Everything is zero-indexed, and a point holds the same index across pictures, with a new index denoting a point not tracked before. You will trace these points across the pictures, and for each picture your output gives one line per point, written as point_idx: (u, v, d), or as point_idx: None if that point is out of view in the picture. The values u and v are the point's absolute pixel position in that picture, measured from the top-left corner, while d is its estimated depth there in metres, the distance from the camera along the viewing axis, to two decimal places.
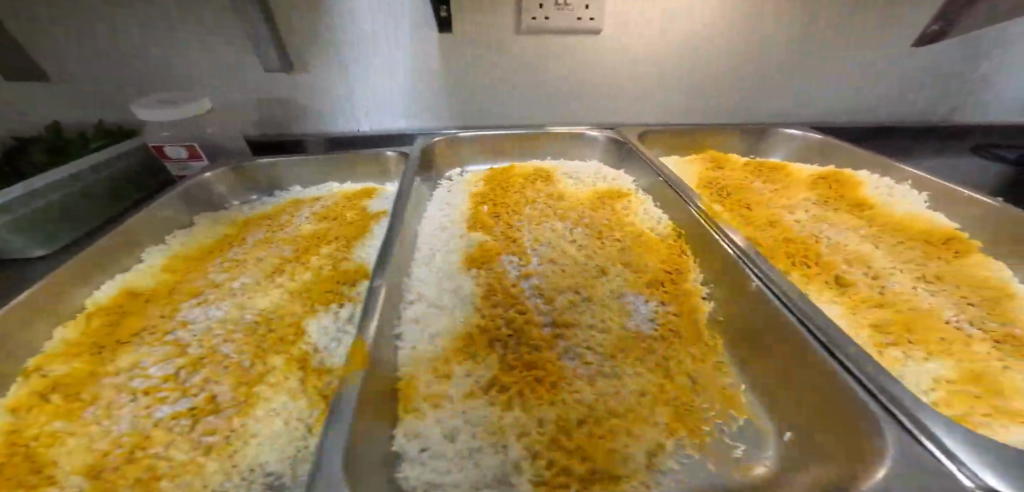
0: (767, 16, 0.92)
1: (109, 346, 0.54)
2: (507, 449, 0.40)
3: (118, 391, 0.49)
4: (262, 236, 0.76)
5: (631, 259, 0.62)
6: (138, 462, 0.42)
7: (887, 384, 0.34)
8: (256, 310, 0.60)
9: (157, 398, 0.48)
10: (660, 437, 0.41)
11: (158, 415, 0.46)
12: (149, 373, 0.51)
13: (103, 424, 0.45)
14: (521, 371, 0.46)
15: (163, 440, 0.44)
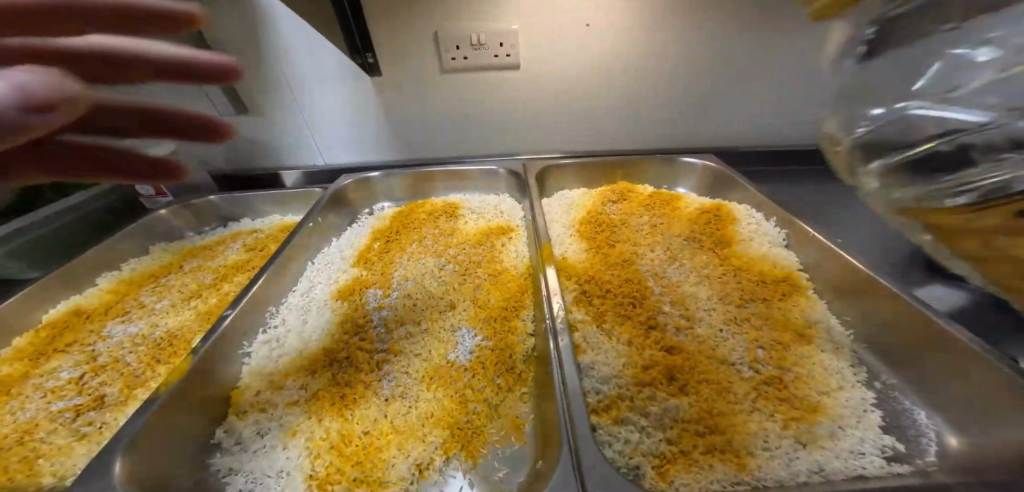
0: (684, 44, 0.91)
1: (45, 353, 0.68)
2: (291, 451, 0.48)
3: (36, 389, 0.62)
4: (196, 265, 0.88)
5: (481, 294, 0.69)
6: (24, 444, 0.54)
7: (583, 446, 0.41)
8: (165, 328, 0.72)
9: (59, 395, 0.60)
10: (428, 454, 0.47)
11: (54, 407, 0.59)
12: (61, 376, 0.64)
13: (13, 413, 0.58)
14: (334, 389, 0.54)
15: (49, 427, 0.56)
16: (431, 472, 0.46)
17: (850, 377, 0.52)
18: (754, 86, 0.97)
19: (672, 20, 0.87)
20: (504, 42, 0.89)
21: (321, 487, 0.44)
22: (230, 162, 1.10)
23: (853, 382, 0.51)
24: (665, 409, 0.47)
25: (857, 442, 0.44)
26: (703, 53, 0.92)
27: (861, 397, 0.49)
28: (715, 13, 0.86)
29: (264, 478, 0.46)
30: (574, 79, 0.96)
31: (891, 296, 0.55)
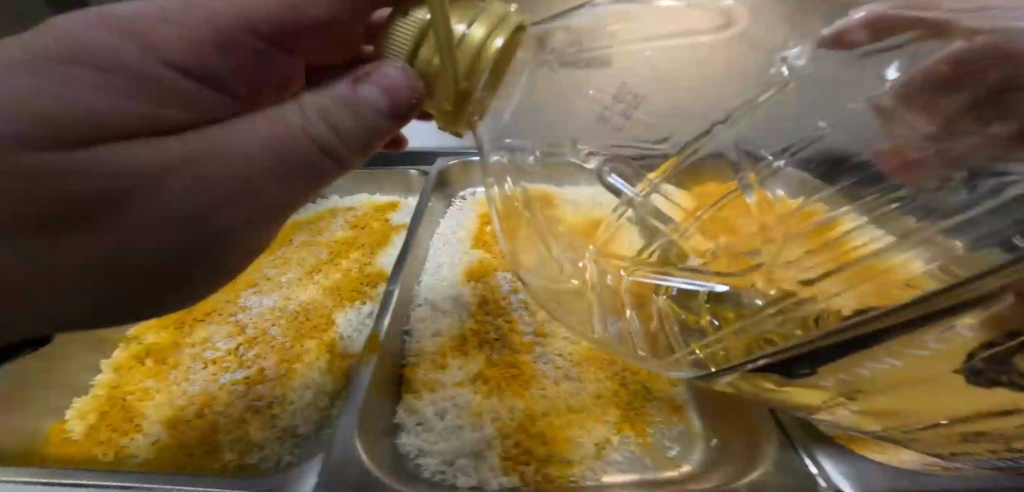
0: None
1: (187, 322, 0.69)
2: (481, 428, 0.51)
3: (194, 359, 0.64)
4: (305, 239, 0.91)
5: None
6: (204, 416, 0.56)
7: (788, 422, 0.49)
8: (296, 302, 0.74)
9: (222, 367, 0.62)
10: (607, 433, 0.50)
11: (222, 380, 0.61)
12: (217, 347, 0.65)
13: (181, 384, 0.60)
14: (503, 369, 0.58)
15: (223, 401, 0.58)
16: (610, 454, 0.49)
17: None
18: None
19: None
20: None
21: (514, 468, 0.46)
22: None
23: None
24: None
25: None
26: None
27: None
28: None
29: (456, 459, 0.48)
30: None
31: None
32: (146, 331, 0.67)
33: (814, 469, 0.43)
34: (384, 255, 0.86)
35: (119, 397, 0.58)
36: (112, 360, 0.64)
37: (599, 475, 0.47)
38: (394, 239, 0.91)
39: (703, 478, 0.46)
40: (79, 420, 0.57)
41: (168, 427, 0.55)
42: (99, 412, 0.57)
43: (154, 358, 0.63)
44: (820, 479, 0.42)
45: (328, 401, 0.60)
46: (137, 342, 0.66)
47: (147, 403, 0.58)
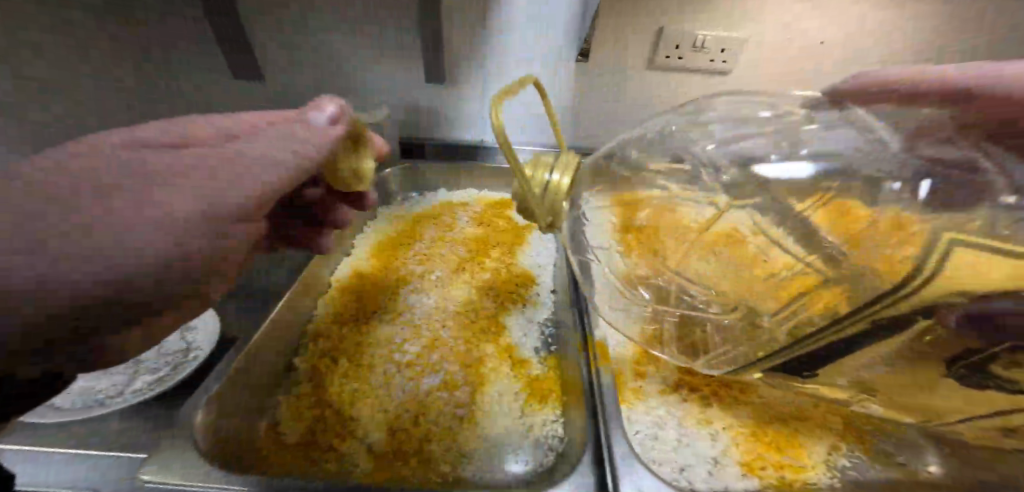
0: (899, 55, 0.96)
1: (361, 321, 0.70)
2: (714, 437, 0.52)
3: (386, 361, 0.64)
4: (435, 234, 0.91)
5: None
6: (421, 425, 0.58)
7: None
8: (456, 302, 0.75)
9: (417, 371, 0.63)
10: (836, 441, 0.51)
11: (424, 386, 0.62)
12: (403, 349, 0.66)
13: (385, 389, 0.61)
14: (709, 378, 0.59)
15: (435, 408, 0.59)
16: (841, 462, 0.50)
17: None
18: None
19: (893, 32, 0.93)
20: (725, 49, 0.97)
21: (753, 472, 0.48)
22: (423, 130, 1.22)
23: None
24: None
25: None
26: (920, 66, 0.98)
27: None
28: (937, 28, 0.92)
29: (687, 467, 0.49)
30: (781, 82, 1.02)
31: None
32: (327, 330, 0.68)
33: None
34: (526, 255, 0.85)
35: (326, 399, 0.60)
36: (304, 356, 0.65)
37: (838, 481, 0.48)
38: (528, 238, 0.89)
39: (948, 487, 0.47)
40: (290, 421, 0.58)
41: (386, 433, 0.56)
42: (312, 417, 0.58)
43: (347, 358, 0.65)
44: None
45: (525, 410, 0.61)
46: (322, 341, 0.67)
47: (359, 408, 0.59)
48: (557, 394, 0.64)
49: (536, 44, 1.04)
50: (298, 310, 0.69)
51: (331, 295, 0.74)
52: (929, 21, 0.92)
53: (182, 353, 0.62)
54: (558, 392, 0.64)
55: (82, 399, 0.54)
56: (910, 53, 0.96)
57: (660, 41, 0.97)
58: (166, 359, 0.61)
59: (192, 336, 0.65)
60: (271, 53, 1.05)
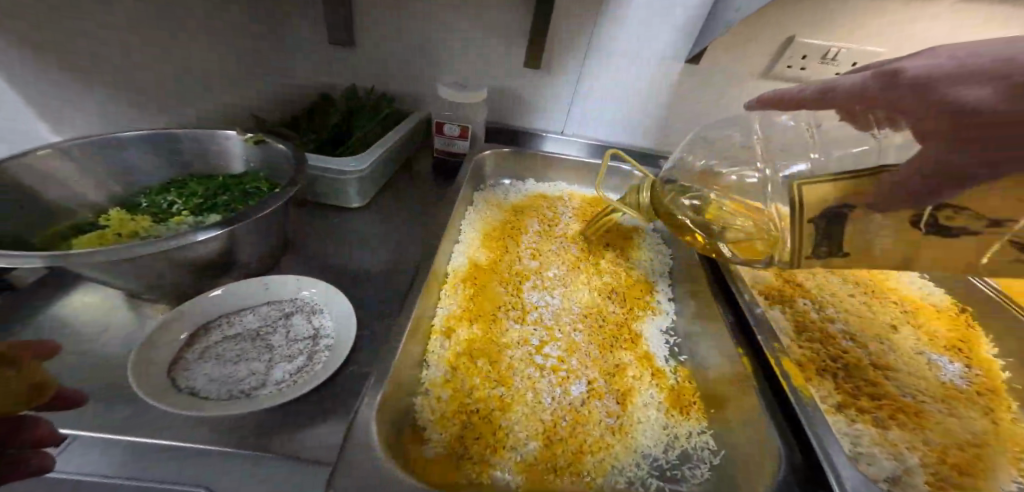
0: None
1: (492, 318, 0.66)
2: (900, 457, 0.49)
3: (528, 363, 0.62)
4: (541, 228, 0.87)
5: (919, 321, 0.68)
6: (576, 435, 0.55)
7: None
8: (581, 303, 0.72)
9: (563, 376, 0.61)
10: (1013, 473, 0.49)
11: (574, 393, 0.59)
12: (542, 352, 0.63)
13: (533, 395, 0.58)
14: (874, 397, 0.56)
15: (590, 420, 0.57)
16: (1013, 486, 0.48)
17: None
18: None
19: None
20: (858, 62, 0.93)
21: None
22: (506, 116, 1.19)
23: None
24: None
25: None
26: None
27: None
28: None
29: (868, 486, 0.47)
30: None
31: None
32: (459, 325, 0.64)
33: None
34: (640, 258, 0.83)
35: (471, 404, 0.56)
36: (438, 353, 0.61)
37: None
38: (639, 241, 0.87)
39: None
40: (437, 426, 0.53)
41: (543, 444, 0.53)
42: (459, 423, 0.54)
43: (485, 359, 0.61)
44: None
45: (676, 427, 0.58)
46: (456, 337, 0.63)
47: (509, 416, 0.55)
48: (698, 406, 0.62)
49: (648, 37, 1.01)
50: (427, 302, 0.64)
51: (454, 285, 0.69)
52: None
53: (314, 340, 0.54)
54: (701, 404, 0.62)
55: (227, 389, 0.46)
56: None
57: (789, 50, 0.95)
58: (299, 347, 0.53)
59: (320, 321, 0.57)
60: (373, 18, 1.00)
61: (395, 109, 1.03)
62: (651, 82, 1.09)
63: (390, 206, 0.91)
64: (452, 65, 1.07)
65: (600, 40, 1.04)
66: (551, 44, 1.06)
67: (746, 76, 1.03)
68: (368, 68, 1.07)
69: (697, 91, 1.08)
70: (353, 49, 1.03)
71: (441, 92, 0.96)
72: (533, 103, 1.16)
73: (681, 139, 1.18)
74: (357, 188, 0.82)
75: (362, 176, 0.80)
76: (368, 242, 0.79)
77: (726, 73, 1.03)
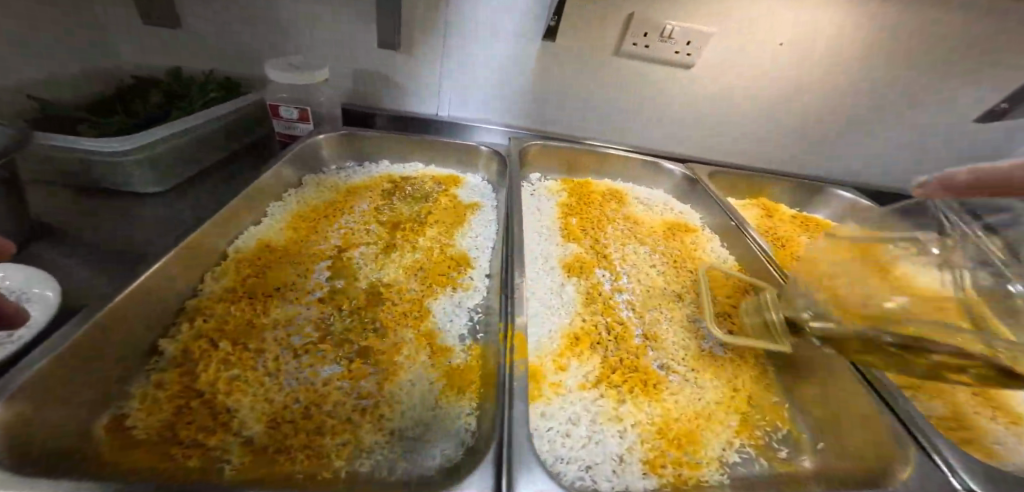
0: (842, 74, 1.02)
1: (260, 297, 0.58)
2: (623, 434, 0.51)
3: (280, 345, 0.53)
4: (369, 208, 0.82)
5: (703, 290, 0.73)
6: (313, 417, 0.48)
7: (907, 409, 0.51)
8: (381, 280, 0.67)
9: (318, 357, 0.53)
10: (730, 436, 0.54)
11: (323, 373, 0.52)
12: (303, 332, 0.56)
13: (273, 377, 0.50)
14: (625, 371, 0.58)
15: (332, 398, 0.50)
16: (733, 458, 0.53)
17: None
18: (896, 120, 1.11)
19: (842, 51, 0.98)
20: (692, 42, 0.99)
21: (654, 470, 0.48)
22: (371, 99, 1.15)
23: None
24: (929, 406, 0.56)
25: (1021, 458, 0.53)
26: (869, 82, 1.04)
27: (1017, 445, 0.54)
28: (881, 51, 0.98)
29: (594, 464, 0.49)
30: (730, 88, 1.07)
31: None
32: (212, 306, 0.55)
33: (940, 463, 0.46)
34: (462, 236, 0.80)
35: (197, 388, 0.47)
36: (174, 338, 0.51)
37: (728, 478, 0.50)
38: (470, 218, 0.85)
39: (816, 481, 0.52)
40: (143, 413, 0.44)
41: (269, 427, 0.46)
42: (174, 409, 0.45)
43: (230, 341, 0.52)
44: (956, 482, 0.44)
45: (439, 400, 0.54)
46: (204, 321, 0.53)
47: (237, 397, 0.47)
48: (476, 385, 0.58)
49: (500, 14, 1.00)
50: (180, 277, 0.56)
51: (229, 266, 0.61)
52: (879, 33, 0.96)
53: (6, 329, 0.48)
54: (478, 384, 0.58)
55: None
56: (859, 66, 1.01)
57: (630, 28, 0.99)
58: None
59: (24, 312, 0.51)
60: None
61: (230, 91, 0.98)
62: (510, 63, 1.09)
63: (210, 195, 0.84)
64: (300, 44, 1.02)
65: (451, 13, 1.00)
66: (404, 20, 1.00)
67: (602, 53, 1.05)
68: (204, 49, 1.00)
69: (558, 70, 1.09)
70: (182, 29, 0.96)
71: (268, 73, 0.87)
72: (397, 86, 1.12)
73: (552, 120, 1.20)
74: (144, 171, 0.76)
75: (146, 158, 0.74)
76: (161, 230, 0.73)
77: (584, 51, 1.05)
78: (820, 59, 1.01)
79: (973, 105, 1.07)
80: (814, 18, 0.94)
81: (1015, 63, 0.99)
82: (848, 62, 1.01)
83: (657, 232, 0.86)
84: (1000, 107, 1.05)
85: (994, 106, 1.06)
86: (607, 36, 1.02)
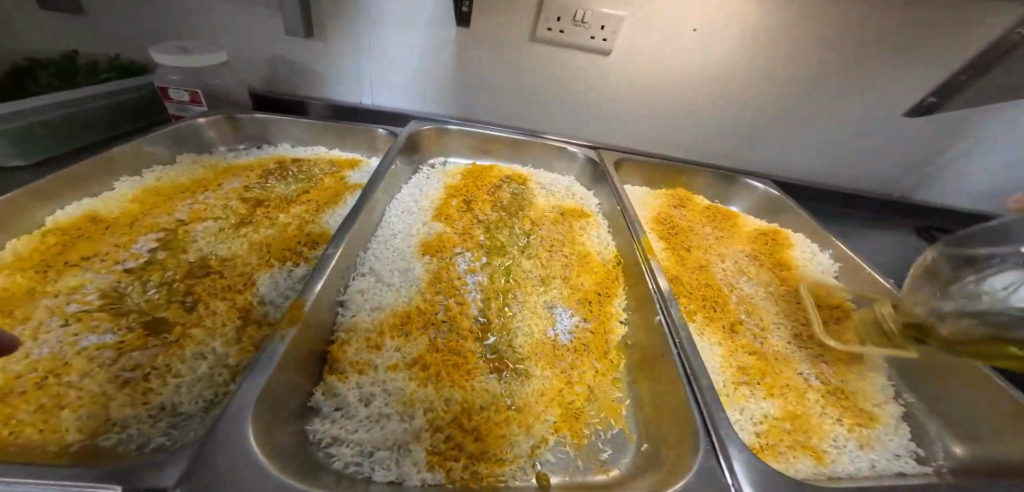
0: (766, 63, 0.99)
1: (56, 265, 0.54)
2: (411, 420, 0.46)
3: (51, 313, 0.49)
4: (239, 186, 0.78)
5: (571, 274, 0.68)
6: (48, 389, 0.43)
7: (716, 412, 0.43)
8: (216, 254, 0.63)
9: (87, 326, 0.49)
10: (546, 432, 0.48)
11: (84, 343, 0.47)
12: (87, 300, 0.51)
13: (24, 347, 0.45)
14: (444, 355, 0.52)
15: (82, 370, 0.45)
16: (547, 457, 0.47)
17: (889, 444, 0.51)
18: (832, 113, 1.06)
19: (764, 38, 0.95)
20: (605, 26, 0.96)
21: (441, 464, 0.43)
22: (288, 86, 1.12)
23: (886, 440, 0.51)
24: (761, 405, 0.50)
25: (851, 464, 0.48)
26: (799, 71, 1.00)
27: (856, 450, 0.49)
28: (803, 41, 0.95)
29: (375, 452, 0.44)
30: (654, 77, 1.04)
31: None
32: None
33: (724, 466, 0.39)
34: (331, 215, 0.76)
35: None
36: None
37: (534, 478, 0.44)
38: (346, 199, 0.81)
39: (624, 485, 0.46)
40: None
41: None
42: None
43: None
44: (731, 484, 0.37)
45: (232, 377, 0.49)
46: None
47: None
48: None
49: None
50: None
51: (36, 233, 0.57)
52: (804, 17, 0.91)
53: None
54: None
55: None
56: (780, 53, 0.97)
57: (543, 11, 0.96)
58: None
59: None
60: None
61: (127, 72, 0.95)
62: (429, 49, 1.06)
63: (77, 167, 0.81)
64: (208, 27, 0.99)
65: None
66: (313, 5, 0.98)
67: (518, 38, 1.02)
68: None
69: (477, 56, 1.06)
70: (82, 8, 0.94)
71: (152, 56, 0.83)
72: (312, 73, 1.09)
73: (476, 108, 1.17)
74: (7, 143, 0.71)
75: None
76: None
77: (499, 35, 1.01)
78: (742, 46, 0.97)
79: (912, 99, 1.01)
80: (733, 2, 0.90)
81: (943, 52, 0.93)
82: (772, 51, 0.97)
83: (547, 216, 0.82)
84: (930, 101, 1.00)
85: (922, 99, 1.00)
86: (522, 19, 0.98)
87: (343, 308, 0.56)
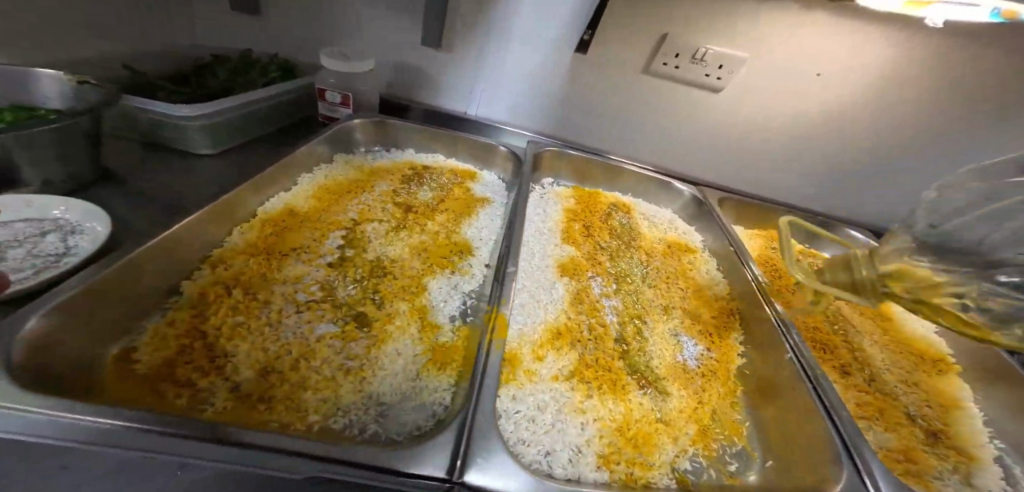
0: (874, 115, 1.04)
1: (276, 255, 0.65)
2: (583, 426, 0.54)
3: (286, 299, 0.60)
4: (388, 189, 0.88)
5: (689, 306, 0.76)
6: (299, 369, 0.53)
7: (858, 443, 0.51)
8: (389, 254, 0.73)
9: (316, 314, 0.59)
10: (687, 445, 0.56)
11: (317, 331, 0.58)
12: (308, 290, 0.62)
13: (273, 328, 0.56)
14: (598, 370, 0.61)
15: (322, 354, 0.55)
16: (691, 464, 0.55)
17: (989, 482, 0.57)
18: (927, 167, 1.11)
19: (879, 89, 0.99)
20: (723, 66, 1.01)
21: (607, 464, 0.51)
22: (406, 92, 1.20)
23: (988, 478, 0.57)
24: (879, 437, 0.57)
25: None
26: (905, 123, 1.04)
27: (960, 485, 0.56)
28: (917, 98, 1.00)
29: (553, 451, 0.52)
30: (758, 120, 1.09)
31: (1010, 367, 0.68)
32: (234, 257, 0.62)
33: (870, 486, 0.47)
34: (469, 226, 0.85)
35: (202, 331, 0.53)
36: (192, 281, 0.58)
37: (677, 481, 0.52)
38: (478, 211, 0.90)
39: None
40: (149, 349, 0.49)
41: (259, 375, 0.51)
42: (177, 347, 0.50)
43: (242, 290, 0.58)
44: None
45: (421, 371, 0.58)
46: (224, 268, 0.60)
47: (236, 343, 0.52)
48: (459, 363, 0.60)
49: (541, 22, 1.04)
50: (211, 228, 0.63)
51: (254, 225, 0.68)
52: (923, 76, 0.96)
53: (59, 254, 0.53)
54: (462, 363, 0.60)
55: None
56: (891, 108, 1.02)
57: (664, 47, 1.01)
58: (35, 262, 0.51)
59: (76, 241, 0.55)
60: None
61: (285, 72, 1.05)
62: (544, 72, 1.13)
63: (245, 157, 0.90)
64: (350, 34, 1.08)
65: (497, 17, 1.04)
66: (451, 21, 1.06)
67: (632, 70, 1.08)
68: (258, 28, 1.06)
69: (589, 83, 1.12)
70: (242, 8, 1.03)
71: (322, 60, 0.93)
72: (433, 83, 1.18)
73: (576, 132, 1.23)
74: (205, 136, 0.81)
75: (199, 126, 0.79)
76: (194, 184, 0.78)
77: (617, 65, 1.07)
78: (854, 97, 1.02)
79: None
80: (857, 55, 0.95)
81: None
82: (884, 103, 1.01)
83: (657, 246, 0.90)
84: None
85: None
86: (642, 51, 1.04)
87: (516, 314, 0.65)
